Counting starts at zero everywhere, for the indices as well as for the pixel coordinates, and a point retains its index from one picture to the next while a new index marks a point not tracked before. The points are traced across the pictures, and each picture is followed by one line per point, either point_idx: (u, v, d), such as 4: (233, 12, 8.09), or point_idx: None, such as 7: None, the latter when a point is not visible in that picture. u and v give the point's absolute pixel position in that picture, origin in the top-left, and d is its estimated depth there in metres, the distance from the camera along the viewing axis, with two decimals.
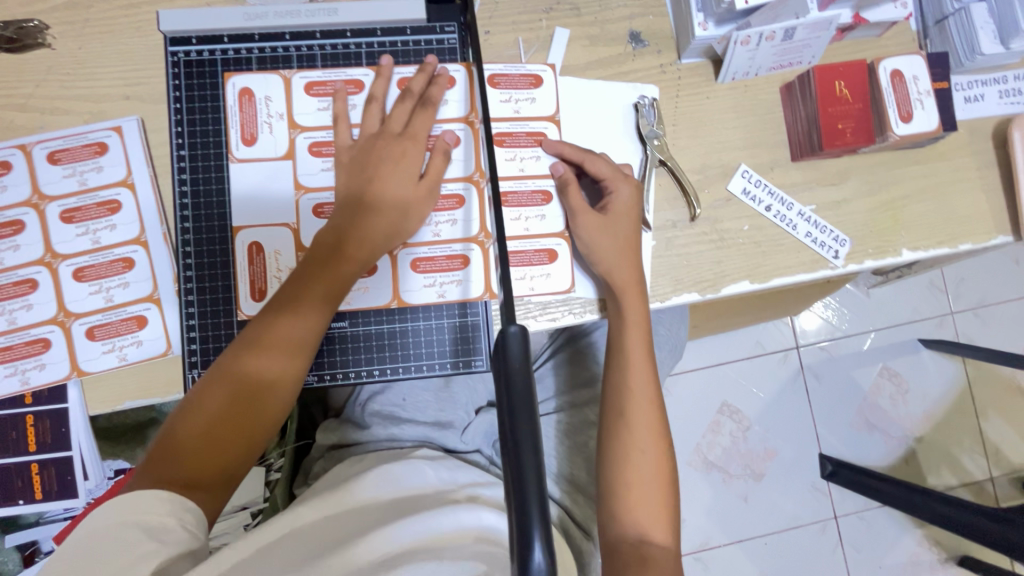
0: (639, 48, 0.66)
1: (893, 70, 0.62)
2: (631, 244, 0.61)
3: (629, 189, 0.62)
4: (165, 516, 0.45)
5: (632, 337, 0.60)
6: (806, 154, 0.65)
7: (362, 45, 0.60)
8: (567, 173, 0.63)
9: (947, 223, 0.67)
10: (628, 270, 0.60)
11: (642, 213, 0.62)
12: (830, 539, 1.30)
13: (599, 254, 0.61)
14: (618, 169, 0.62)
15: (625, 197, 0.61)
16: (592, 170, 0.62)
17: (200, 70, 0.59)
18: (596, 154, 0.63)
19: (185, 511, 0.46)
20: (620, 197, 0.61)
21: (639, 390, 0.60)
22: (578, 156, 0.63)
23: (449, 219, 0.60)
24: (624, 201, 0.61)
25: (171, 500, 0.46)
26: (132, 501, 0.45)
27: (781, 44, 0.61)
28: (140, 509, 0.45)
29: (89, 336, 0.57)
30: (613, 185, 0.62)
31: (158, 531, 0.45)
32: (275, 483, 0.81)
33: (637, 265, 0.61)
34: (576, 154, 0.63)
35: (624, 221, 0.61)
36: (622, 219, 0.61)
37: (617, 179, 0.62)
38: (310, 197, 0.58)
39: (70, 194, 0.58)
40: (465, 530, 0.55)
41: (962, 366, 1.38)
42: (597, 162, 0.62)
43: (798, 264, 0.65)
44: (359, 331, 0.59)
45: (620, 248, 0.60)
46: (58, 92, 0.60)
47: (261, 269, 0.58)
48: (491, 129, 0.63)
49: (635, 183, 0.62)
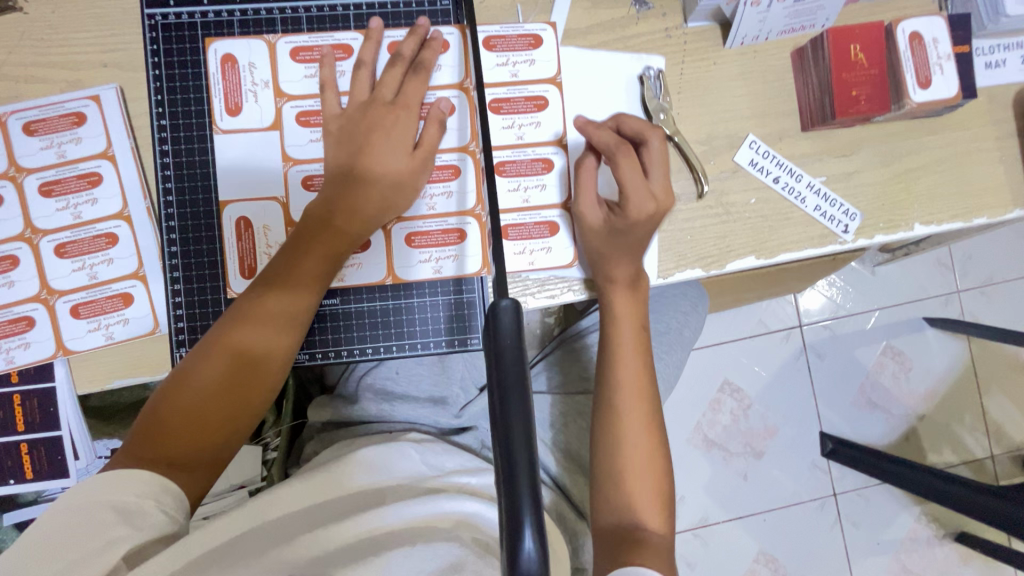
0: (644, 11, 0.62)
1: (912, 32, 0.58)
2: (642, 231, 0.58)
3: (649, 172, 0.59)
4: (142, 498, 0.45)
5: (628, 328, 0.59)
6: (817, 123, 0.62)
7: (350, 7, 0.57)
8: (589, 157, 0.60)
9: (961, 195, 0.64)
10: (628, 268, 0.59)
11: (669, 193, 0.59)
12: (829, 516, 1.30)
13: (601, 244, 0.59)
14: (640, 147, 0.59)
15: (653, 189, 0.58)
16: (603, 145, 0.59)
17: (179, 34, 0.56)
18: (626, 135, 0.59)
19: (164, 493, 0.46)
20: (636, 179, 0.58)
21: (635, 381, 0.59)
22: (610, 139, 0.59)
23: (443, 191, 0.57)
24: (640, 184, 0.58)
25: (154, 482, 0.46)
26: (111, 480, 0.45)
27: (794, 4, 0.58)
28: (118, 490, 0.45)
29: (74, 314, 0.56)
30: (632, 164, 0.58)
31: (134, 515, 0.45)
32: (272, 462, 0.80)
33: (636, 265, 0.59)
34: (607, 137, 0.59)
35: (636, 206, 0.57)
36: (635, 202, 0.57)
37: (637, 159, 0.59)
38: (299, 169, 0.55)
39: (48, 166, 0.56)
40: (441, 514, 0.54)
41: (966, 344, 1.36)
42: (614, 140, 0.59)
43: (805, 239, 0.63)
44: (351, 308, 0.57)
45: (624, 240, 0.58)
46: (33, 59, 0.57)
47: (250, 245, 0.55)
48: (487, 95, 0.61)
49: (666, 137, 0.59)
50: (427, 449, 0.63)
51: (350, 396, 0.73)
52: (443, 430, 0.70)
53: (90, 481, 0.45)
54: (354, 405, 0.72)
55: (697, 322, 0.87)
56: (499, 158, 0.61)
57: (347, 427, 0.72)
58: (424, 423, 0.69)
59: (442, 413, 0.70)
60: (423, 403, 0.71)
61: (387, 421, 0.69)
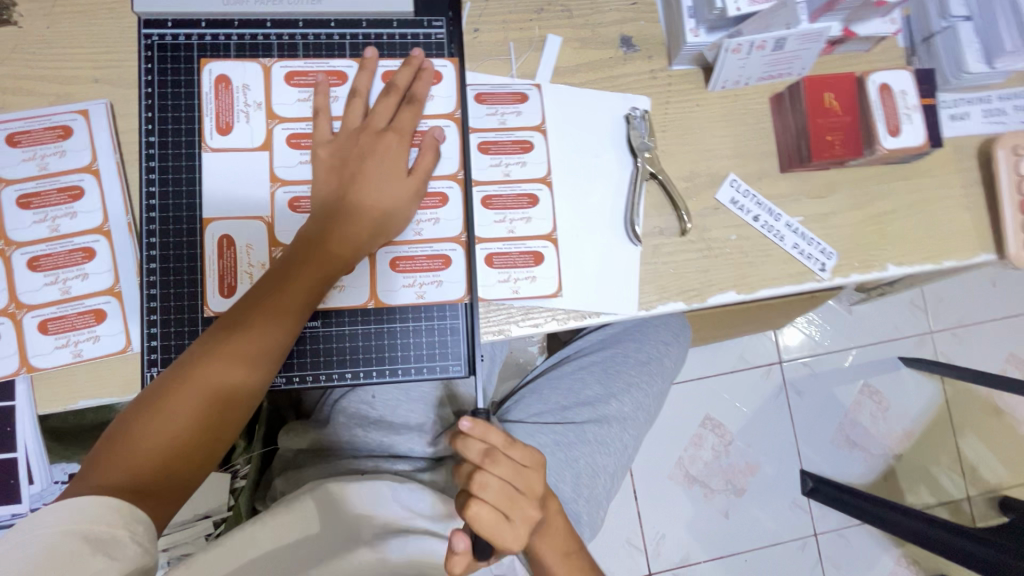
0: (630, 53, 0.65)
1: (881, 84, 0.61)
2: (517, 536, 0.46)
3: (501, 509, 0.45)
4: (116, 527, 0.43)
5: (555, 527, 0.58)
6: (794, 165, 0.64)
7: (346, 37, 0.58)
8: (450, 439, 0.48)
9: (932, 239, 0.67)
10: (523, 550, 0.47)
11: (534, 509, 0.47)
12: (809, 557, 1.31)
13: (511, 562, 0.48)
14: (477, 503, 0.45)
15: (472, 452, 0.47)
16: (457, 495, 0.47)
17: (175, 54, 0.56)
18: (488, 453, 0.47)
19: (132, 522, 0.44)
20: (480, 526, 0.45)
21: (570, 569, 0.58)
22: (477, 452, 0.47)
23: (431, 217, 0.58)
24: (484, 521, 0.45)
25: (121, 509, 0.44)
26: (74, 508, 0.43)
27: (772, 53, 0.61)
28: (89, 518, 0.42)
29: (42, 330, 0.54)
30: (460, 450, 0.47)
31: (108, 545, 0.42)
32: (241, 491, 0.77)
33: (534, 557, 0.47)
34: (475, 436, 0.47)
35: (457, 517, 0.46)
36: (508, 536, 0.45)
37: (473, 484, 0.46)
38: (286, 190, 0.55)
39: (29, 178, 0.55)
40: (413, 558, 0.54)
41: (940, 385, 1.39)
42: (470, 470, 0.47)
43: (785, 276, 0.65)
44: (332, 331, 0.56)
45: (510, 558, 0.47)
46: (23, 73, 0.57)
47: (232, 264, 0.54)
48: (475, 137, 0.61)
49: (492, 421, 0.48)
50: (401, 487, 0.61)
51: (324, 419, 0.76)
52: (414, 468, 0.70)
53: (49, 510, 0.42)
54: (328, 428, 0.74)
55: (678, 352, 0.88)
56: (486, 191, 0.61)
57: (319, 452, 0.74)
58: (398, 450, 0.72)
59: (416, 440, 0.73)
60: (396, 430, 0.73)
61: (362, 448, 0.73)
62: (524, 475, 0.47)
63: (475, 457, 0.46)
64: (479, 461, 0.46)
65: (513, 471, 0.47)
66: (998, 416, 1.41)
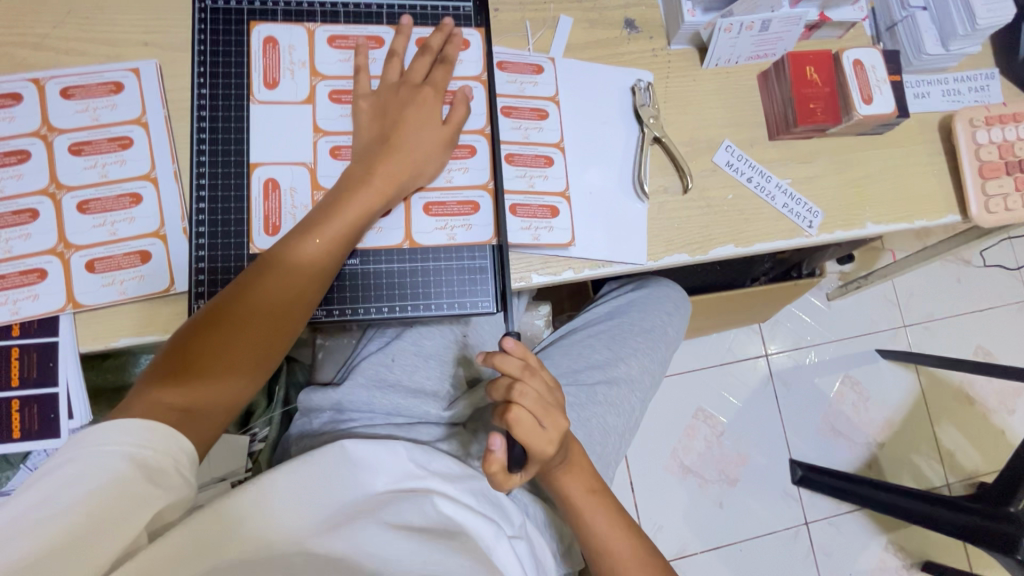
0: (634, 33, 0.72)
1: (854, 60, 0.69)
2: (547, 444, 0.52)
3: (536, 415, 0.52)
4: (164, 456, 0.45)
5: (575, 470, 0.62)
6: (781, 131, 0.72)
7: (383, 6, 0.64)
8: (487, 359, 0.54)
9: (905, 203, 0.75)
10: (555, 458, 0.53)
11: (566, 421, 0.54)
12: (802, 544, 1.34)
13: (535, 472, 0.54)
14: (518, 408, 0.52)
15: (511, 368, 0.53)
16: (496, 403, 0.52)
17: (226, 17, 0.61)
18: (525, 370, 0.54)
19: (181, 451, 0.46)
20: (519, 427, 0.51)
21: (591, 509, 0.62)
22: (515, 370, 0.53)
23: (460, 167, 0.63)
24: (523, 424, 0.51)
25: (169, 435, 0.46)
26: (122, 428, 0.45)
27: (758, 34, 0.69)
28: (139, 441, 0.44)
29: (89, 269, 0.57)
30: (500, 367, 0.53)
31: (157, 473, 0.44)
32: (259, 454, 0.80)
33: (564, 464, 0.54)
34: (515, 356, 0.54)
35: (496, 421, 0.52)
36: (542, 441, 0.52)
37: (513, 394, 0.52)
38: (328, 140, 0.60)
39: (81, 128, 0.59)
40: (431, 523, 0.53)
41: (915, 375, 1.47)
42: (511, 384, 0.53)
43: (777, 232, 0.71)
44: (369, 268, 0.60)
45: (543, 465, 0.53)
46: (77, 35, 0.61)
47: (276, 206, 0.59)
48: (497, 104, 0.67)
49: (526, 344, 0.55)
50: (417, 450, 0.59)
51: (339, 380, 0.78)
52: (431, 437, 0.72)
53: (104, 430, 0.44)
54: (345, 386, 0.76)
55: (678, 322, 0.94)
56: (508, 150, 0.67)
57: (335, 419, 0.75)
58: (414, 413, 0.75)
59: (432, 405, 0.75)
60: (413, 393, 0.76)
61: (378, 409, 0.74)
62: (554, 393, 0.54)
63: (515, 369, 0.53)
64: (518, 374, 0.53)
65: (545, 388, 0.54)
66: (971, 404, 1.49)
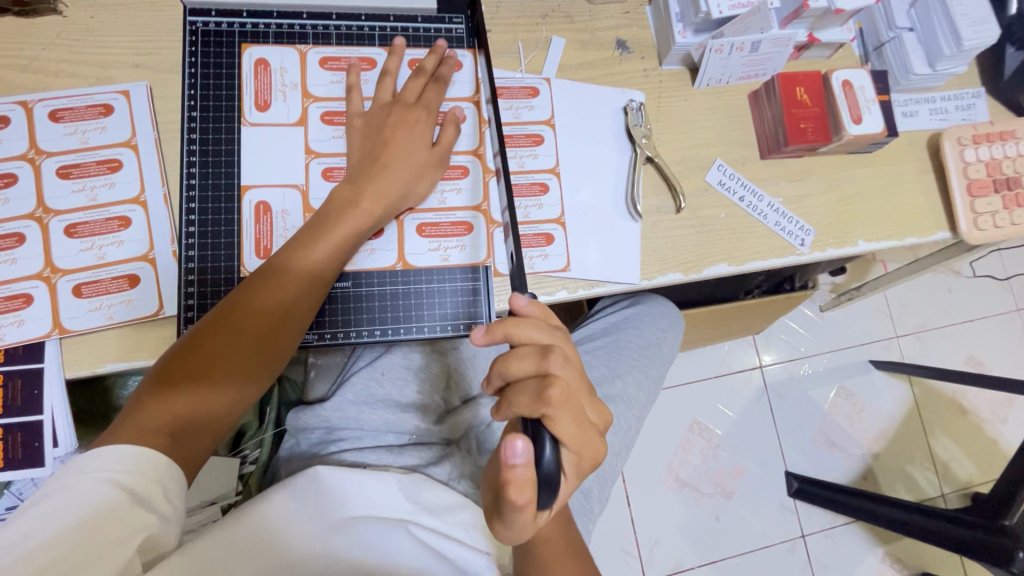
0: (625, 54, 0.73)
1: (844, 80, 0.70)
2: (586, 433, 0.43)
3: (575, 394, 0.42)
4: (149, 483, 0.44)
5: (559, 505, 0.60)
6: (773, 151, 0.72)
7: (375, 28, 0.64)
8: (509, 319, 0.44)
9: (895, 220, 0.75)
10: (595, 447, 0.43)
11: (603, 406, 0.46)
12: (798, 556, 1.34)
13: (577, 464, 0.43)
14: (560, 379, 0.41)
15: (536, 332, 0.44)
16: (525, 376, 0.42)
17: (217, 39, 0.61)
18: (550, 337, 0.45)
19: (169, 476, 0.46)
20: (566, 406, 0.40)
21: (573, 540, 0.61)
22: (542, 334, 0.44)
23: (453, 188, 0.63)
24: (569, 401, 0.41)
25: (160, 464, 0.45)
26: (111, 457, 0.44)
27: (749, 55, 0.69)
28: (125, 470, 0.44)
29: (76, 293, 0.56)
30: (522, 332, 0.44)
31: (143, 499, 0.44)
32: (249, 476, 0.79)
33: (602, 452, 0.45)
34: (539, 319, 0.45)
35: (530, 397, 0.41)
36: (585, 428, 0.42)
37: (544, 365, 0.42)
38: (320, 161, 0.60)
39: (69, 151, 0.58)
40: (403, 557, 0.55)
41: (908, 386, 1.48)
42: (539, 350, 0.43)
43: (769, 250, 0.71)
44: (361, 291, 0.60)
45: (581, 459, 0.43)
46: (68, 57, 0.61)
47: (268, 229, 0.59)
48: None
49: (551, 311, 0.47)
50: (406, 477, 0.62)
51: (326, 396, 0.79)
52: (421, 461, 0.70)
53: (86, 462, 0.44)
54: (334, 404, 0.76)
55: (672, 337, 0.94)
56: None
57: (322, 440, 0.75)
58: (402, 428, 0.75)
59: (421, 420, 0.76)
60: (403, 408, 0.76)
61: (368, 425, 0.75)
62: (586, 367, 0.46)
63: (541, 335, 0.44)
64: (546, 341, 0.44)
65: (578, 362, 0.45)
66: (963, 414, 1.49)
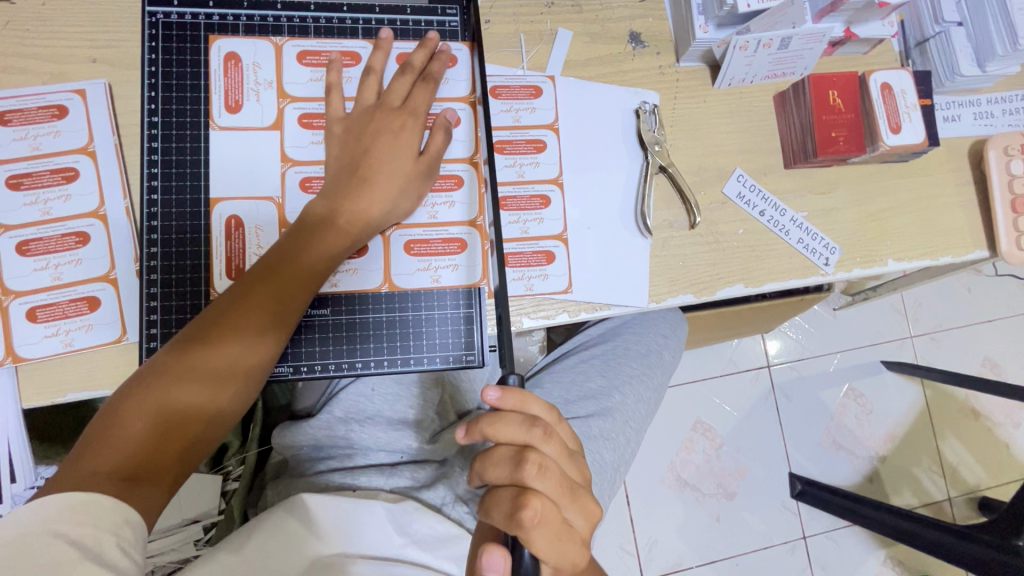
0: (639, 48, 0.66)
1: (883, 83, 0.63)
2: (575, 541, 0.38)
3: (559, 506, 0.37)
4: (101, 530, 0.39)
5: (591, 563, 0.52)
6: (799, 161, 0.65)
7: (358, 21, 0.57)
8: (483, 417, 0.39)
9: (930, 236, 0.69)
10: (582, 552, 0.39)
11: (597, 504, 0.40)
12: (799, 559, 1.31)
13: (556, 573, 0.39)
14: (537, 499, 0.36)
15: (514, 430, 0.38)
16: (500, 484, 0.38)
17: (181, 33, 0.55)
18: (535, 429, 0.38)
19: (124, 526, 0.40)
20: (541, 529, 0.36)
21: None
22: (521, 434, 0.38)
23: (446, 201, 0.57)
24: (547, 522, 0.36)
25: (114, 509, 0.39)
26: (54, 503, 0.38)
27: (777, 52, 0.62)
28: (75, 519, 0.38)
29: (30, 318, 0.51)
30: (497, 433, 0.38)
31: (94, 550, 0.38)
32: (232, 493, 0.76)
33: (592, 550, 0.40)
34: (515, 405, 0.39)
35: (504, 512, 0.37)
36: (569, 542, 0.38)
37: (524, 478, 0.37)
38: (297, 170, 0.54)
39: (20, 159, 0.53)
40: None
41: (921, 389, 1.43)
42: (515, 458, 0.38)
43: (790, 270, 0.65)
44: (341, 319, 0.55)
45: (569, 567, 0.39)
46: (15, 50, 0.54)
47: (240, 245, 0.53)
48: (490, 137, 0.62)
49: (530, 393, 0.40)
50: (395, 506, 0.60)
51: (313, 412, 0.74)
52: (414, 483, 0.66)
53: (27, 509, 0.38)
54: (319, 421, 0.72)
55: (677, 349, 0.88)
56: (501, 192, 0.62)
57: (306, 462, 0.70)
58: (394, 445, 0.70)
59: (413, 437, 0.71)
60: (394, 426, 0.71)
61: (356, 443, 0.70)
62: (574, 459, 0.40)
63: (519, 434, 0.38)
64: (527, 439, 0.38)
65: (564, 454, 0.40)
66: (977, 419, 1.44)
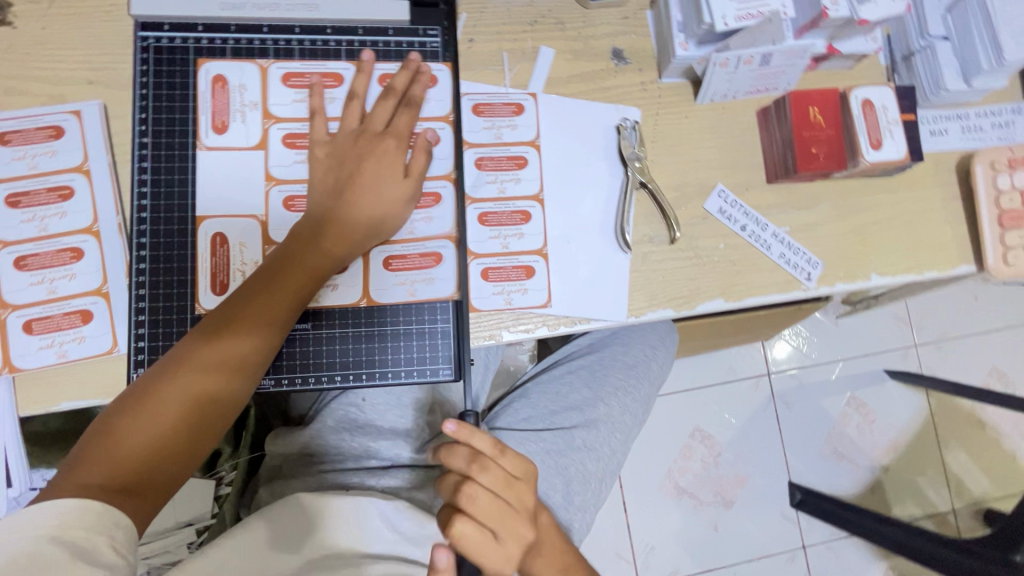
0: (622, 65, 0.66)
1: (863, 100, 0.62)
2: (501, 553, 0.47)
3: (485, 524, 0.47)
4: (92, 533, 0.40)
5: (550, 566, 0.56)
6: (780, 176, 0.66)
7: (342, 43, 0.59)
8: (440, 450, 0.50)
9: (915, 250, 0.68)
10: None
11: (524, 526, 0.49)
12: (798, 569, 1.31)
13: None
14: (466, 518, 0.47)
15: (459, 461, 0.49)
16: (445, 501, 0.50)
17: (171, 57, 0.57)
18: (476, 460, 0.49)
19: (114, 527, 0.41)
20: (466, 540, 0.47)
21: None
22: (462, 465, 0.48)
23: (425, 217, 0.60)
24: (471, 535, 0.47)
25: (101, 512, 0.41)
26: (51, 510, 0.40)
27: (758, 68, 0.62)
28: (69, 524, 0.40)
29: (27, 330, 0.54)
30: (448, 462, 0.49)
31: (87, 553, 0.40)
32: (224, 498, 0.78)
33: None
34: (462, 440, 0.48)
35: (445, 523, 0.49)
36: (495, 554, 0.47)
37: (459, 496, 0.48)
38: (281, 188, 0.56)
39: (19, 177, 0.55)
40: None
41: (925, 398, 1.41)
42: (455, 484, 0.49)
43: (772, 284, 0.66)
44: (322, 334, 0.57)
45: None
46: (16, 73, 0.57)
47: (224, 262, 0.55)
48: (467, 155, 0.63)
49: (474, 434, 0.49)
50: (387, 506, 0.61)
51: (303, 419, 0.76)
52: (406, 483, 0.69)
53: (23, 516, 0.39)
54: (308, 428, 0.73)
55: (667, 360, 0.87)
56: (482, 208, 0.62)
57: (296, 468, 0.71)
58: (381, 453, 0.71)
59: (400, 445, 0.72)
60: (381, 433, 0.73)
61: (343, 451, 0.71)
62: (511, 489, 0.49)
63: (460, 463, 0.48)
64: (466, 471, 0.48)
65: (502, 482, 0.49)
66: (982, 429, 1.42)
